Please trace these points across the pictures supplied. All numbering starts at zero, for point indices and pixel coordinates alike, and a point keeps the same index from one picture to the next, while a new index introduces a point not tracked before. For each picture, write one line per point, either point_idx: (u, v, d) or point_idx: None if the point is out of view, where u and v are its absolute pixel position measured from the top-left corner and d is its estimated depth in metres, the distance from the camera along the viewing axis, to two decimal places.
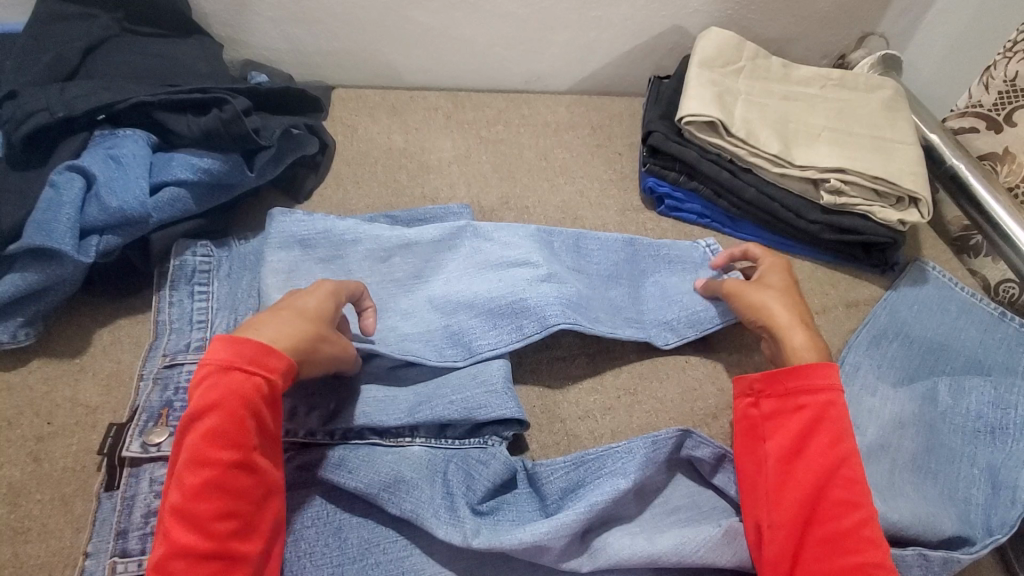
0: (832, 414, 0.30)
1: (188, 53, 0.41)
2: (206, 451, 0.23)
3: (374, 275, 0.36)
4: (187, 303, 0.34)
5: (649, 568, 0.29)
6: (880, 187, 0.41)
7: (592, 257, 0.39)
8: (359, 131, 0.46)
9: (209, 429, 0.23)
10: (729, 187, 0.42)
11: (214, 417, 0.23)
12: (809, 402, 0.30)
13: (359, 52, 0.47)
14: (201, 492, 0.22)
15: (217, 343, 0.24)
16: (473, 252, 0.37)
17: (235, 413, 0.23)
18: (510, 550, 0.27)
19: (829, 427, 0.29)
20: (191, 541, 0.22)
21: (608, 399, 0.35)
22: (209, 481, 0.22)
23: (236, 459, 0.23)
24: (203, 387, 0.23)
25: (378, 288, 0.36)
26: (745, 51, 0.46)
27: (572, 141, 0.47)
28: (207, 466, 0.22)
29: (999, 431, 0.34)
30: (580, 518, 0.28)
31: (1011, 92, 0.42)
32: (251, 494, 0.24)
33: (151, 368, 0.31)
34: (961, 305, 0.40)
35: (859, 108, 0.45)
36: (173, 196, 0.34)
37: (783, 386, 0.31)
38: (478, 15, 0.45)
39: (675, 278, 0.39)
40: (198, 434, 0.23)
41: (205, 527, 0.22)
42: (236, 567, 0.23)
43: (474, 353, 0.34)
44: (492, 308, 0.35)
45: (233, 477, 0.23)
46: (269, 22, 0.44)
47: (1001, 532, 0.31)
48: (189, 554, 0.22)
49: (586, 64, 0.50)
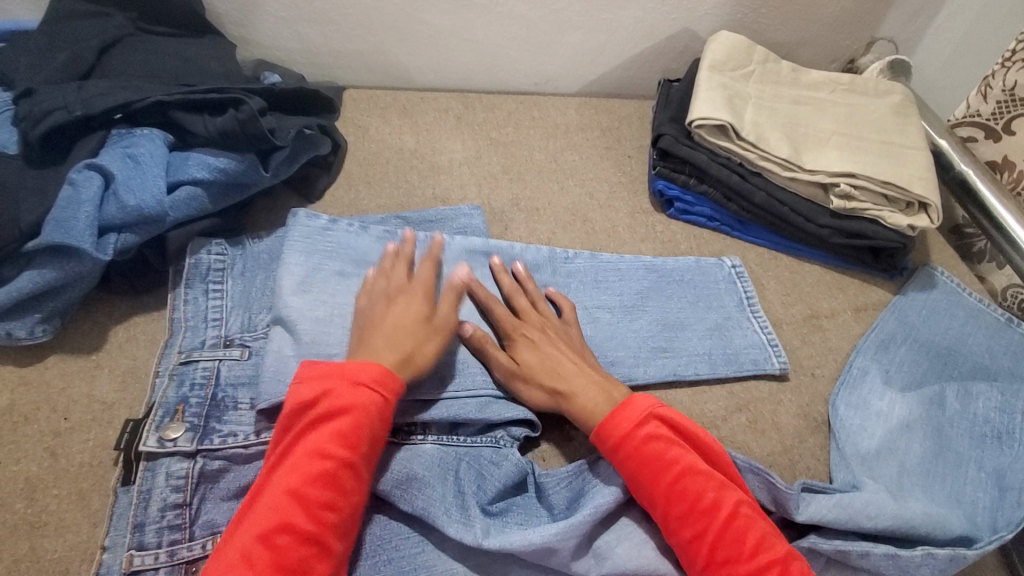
0: (656, 447, 0.28)
1: (202, 54, 0.42)
2: (333, 447, 0.26)
3: None
4: (201, 301, 0.34)
5: None
6: (890, 192, 0.40)
7: (605, 274, 0.39)
8: (370, 131, 0.46)
9: (339, 428, 0.27)
10: (739, 190, 0.41)
11: (345, 419, 0.27)
12: (626, 443, 0.29)
13: (371, 53, 0.47)
14: (316, 480, 0.26)
15: (354, 360, 0.29)
16: (487, 286, 0.36)
17: (361, 417, 0.27)
18: (519, 551, 0.27)
19: (660, 463, 0.28)
20: (298, 521, 0.25)
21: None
22: (325, 472, 0.26)
23: (349, 459, 0.26)
24: (341, 391, 0.28)
25: None
26: (756, 55, 0.45)
27: (582, 144, 0.48)
28: (328, 459, 0.26)
29: (1005, 437, 0.34)
30: (588, 520, 0.28)
31: (1010, 101, 0.43)
32: (349, 497, 0.26)
33: (167, 364, 0.31)
34: (969, 311, 0.40)
35: (869, 113, 0.44)
36: (189, 195, 0.34)
37: (610, 436, 0.29)
38: (490, 16, 0.45)
39: (699, 301, 0.39)
40: (330, 429, 0.27)
41: (312, 511, 0.25)
42: (323, 560, 0.25)
43: (477, 382, 0.33)
44: (506, 346, 0.34)
45: (343, 475, 0.26)
46: (281, 23, 0.45)
47: (1007, 530, 0.30)
48: (292, 532, 0.24)
49: (597, 65, 0.50)
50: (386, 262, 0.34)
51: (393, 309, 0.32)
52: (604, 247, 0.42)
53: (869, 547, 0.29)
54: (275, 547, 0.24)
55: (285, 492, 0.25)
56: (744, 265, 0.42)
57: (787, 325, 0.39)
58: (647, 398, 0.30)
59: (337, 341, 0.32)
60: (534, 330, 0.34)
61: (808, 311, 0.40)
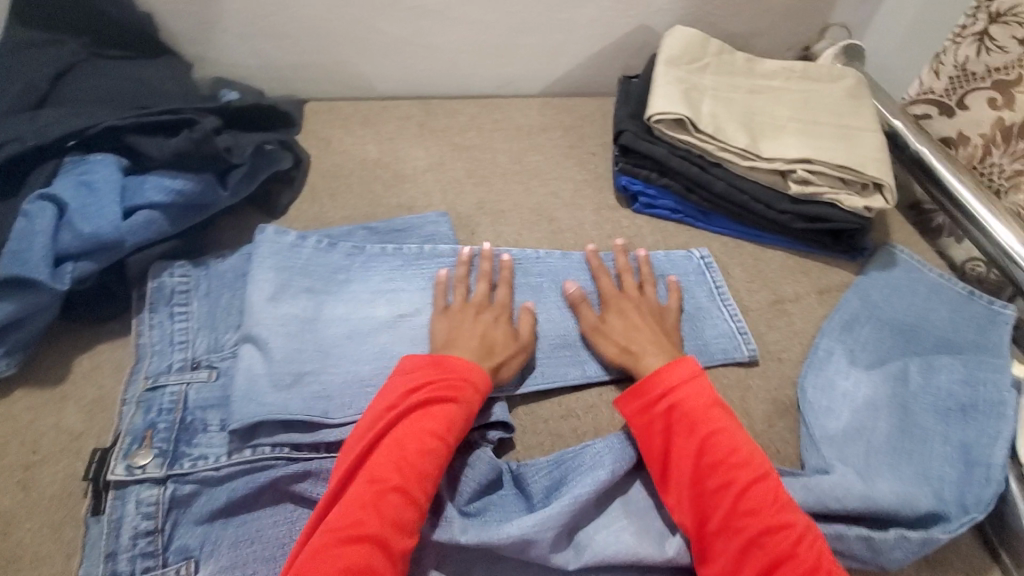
0: (695, 407, 0.30)
1: (158, 75, 0.42)
2: (450, 430, 0.29)
3: (353, 313, 0.35)
4: (166, 325, 0.33)
5: (634, 569, 0.29)
6: (845, 175, 0.40)
7: (575, 273, 0.39)
8: (332, 143, 0.46)
9: (449, 411, 0.29)
10: (699, 181, 0.42)
11: (453, 405, 0.29)
12: (668, 400, 0.31)
13: (329, 64, 0.47)
14: (426, 454, 0.28)
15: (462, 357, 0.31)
16: None
17: (468, 405, 0.29)
18: (498, 545, 0.27)
19: (698, 420, 0.30)
20: (407, 488, 0.27)
21: (592, 397, 0.35)
22: (434, 448, 0.28)
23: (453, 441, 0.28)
24: (452, 379, 0.30)
25: (358, 321, 0.34)
26: (710, 47, 0.46)
27: (544, 144, 0.48)
28: (437, 437, 0.28)
29: (969, 408, 0.34)
30: (565, 510, 0.28)
31: (964, 77, 0.44)
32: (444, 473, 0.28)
33: (133, 391, 0.31)
34: (930, 286, 0.41)
35: (823, 98, 0.45)
36: (147, 219, 0.34)
37: (648, 393, 0.31)
38: (444, 22, 0.46)
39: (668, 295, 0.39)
40: (438, 410, 0.29)
41: (420, 481, 0.27)
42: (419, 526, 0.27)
43: None
44: None
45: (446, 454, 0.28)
46: (237, 39, 0.45)
47: (977, 511, 0.31)
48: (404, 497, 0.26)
49: (556, 65, 0.50)
50: (465, 279, 0.36)
51: (476, 325, 0.34)
52: (573, 245, 0.42)
53: (843, 530, 0.30)
54: (383, 512, 0.26)
55: (401, 461, 0.27)
56: (712, 255, 0.42)
57: (753, 312, 0.40)
58: (695, 364, 0.32)
59: (309, 358, 0.32)
60: (630, 300, 0.37)
61: (773, 297, 0.41)
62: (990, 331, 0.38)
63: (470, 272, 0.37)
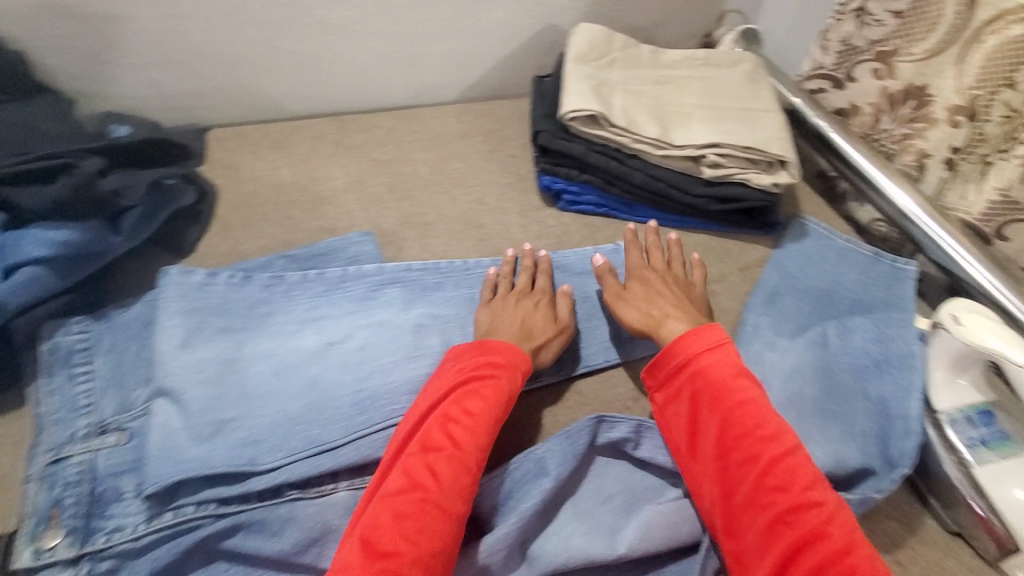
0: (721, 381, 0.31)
1: (39, 115, 0.38)
2: (498, 404, 0.29)
3: (275, 347, 0.33)
4: (66, 390, 0.31)
5: (591, 568, 0.29)
6: (752, 155, 0.42)
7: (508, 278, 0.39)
8: (242, 170, 0.44)
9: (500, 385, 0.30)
10: (618, 174, 0.43)
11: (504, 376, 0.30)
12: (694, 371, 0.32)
13: (231, 87, 0.45)
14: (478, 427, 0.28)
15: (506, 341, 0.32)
16: (386, 317, 0.35)
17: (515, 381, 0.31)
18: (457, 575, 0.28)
19: (723, 395, 0.30)
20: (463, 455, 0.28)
21: (534, 402, 0.35)
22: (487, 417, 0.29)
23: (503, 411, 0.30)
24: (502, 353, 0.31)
25: (281, 357, 0.32)
26: (616, 42, 0.47)
27: (465, 151, 0.48)
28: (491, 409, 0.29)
29: (884, 364, 0.36)
30: (512, 530, 0.28)
31: (849, 50, 0.47)
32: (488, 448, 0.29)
33: (35, 467, 0.29)
34: (839, 251, 0.43)
35: (724, 83, 0.47)
36: (30, 276, 0.31)
37: (673, 364, 0.32)
38: (349, 36, 0.44)
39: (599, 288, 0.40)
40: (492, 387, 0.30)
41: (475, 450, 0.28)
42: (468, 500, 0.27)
43: (385, 418, 0.31)
44: (414, 377, 0.32)
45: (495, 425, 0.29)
46: (126, 68, 0.42)
47: (905, 465, 0.32)
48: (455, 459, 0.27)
49: (469, 70, 0.50)
50: (510, 272, 0.38)
51: (517, 311, 0.35)
52: (502, 250, 0.42)
53: None
54: (439, 479, 0.27)
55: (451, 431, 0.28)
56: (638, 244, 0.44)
57: None
58: (722, 332, 0.33)
59: (230, 402, 0.30)
60: (654, 274, 0.38)
61: None
62: (898, 287, 0.40)
63: (398, 290, 0.37)
